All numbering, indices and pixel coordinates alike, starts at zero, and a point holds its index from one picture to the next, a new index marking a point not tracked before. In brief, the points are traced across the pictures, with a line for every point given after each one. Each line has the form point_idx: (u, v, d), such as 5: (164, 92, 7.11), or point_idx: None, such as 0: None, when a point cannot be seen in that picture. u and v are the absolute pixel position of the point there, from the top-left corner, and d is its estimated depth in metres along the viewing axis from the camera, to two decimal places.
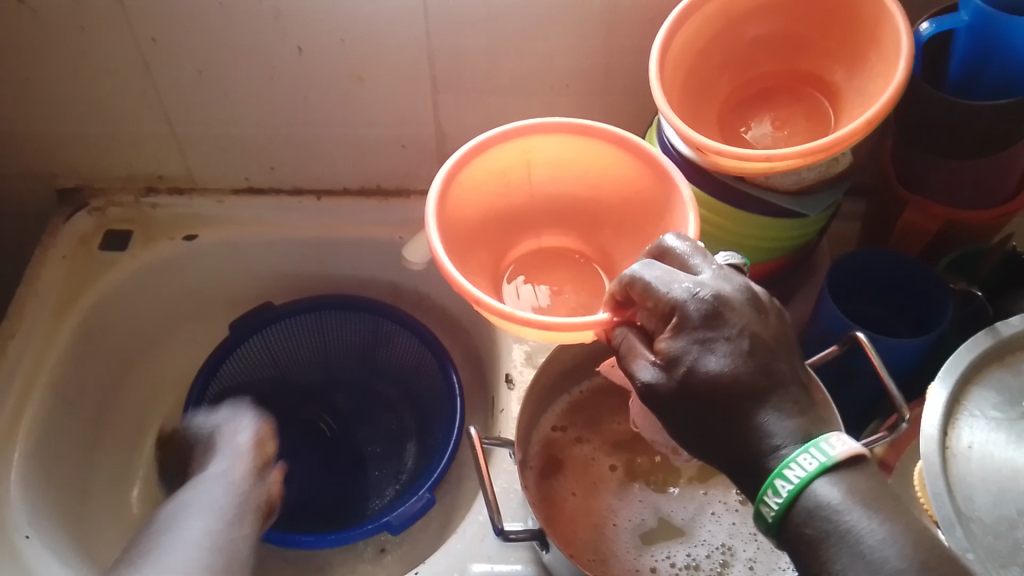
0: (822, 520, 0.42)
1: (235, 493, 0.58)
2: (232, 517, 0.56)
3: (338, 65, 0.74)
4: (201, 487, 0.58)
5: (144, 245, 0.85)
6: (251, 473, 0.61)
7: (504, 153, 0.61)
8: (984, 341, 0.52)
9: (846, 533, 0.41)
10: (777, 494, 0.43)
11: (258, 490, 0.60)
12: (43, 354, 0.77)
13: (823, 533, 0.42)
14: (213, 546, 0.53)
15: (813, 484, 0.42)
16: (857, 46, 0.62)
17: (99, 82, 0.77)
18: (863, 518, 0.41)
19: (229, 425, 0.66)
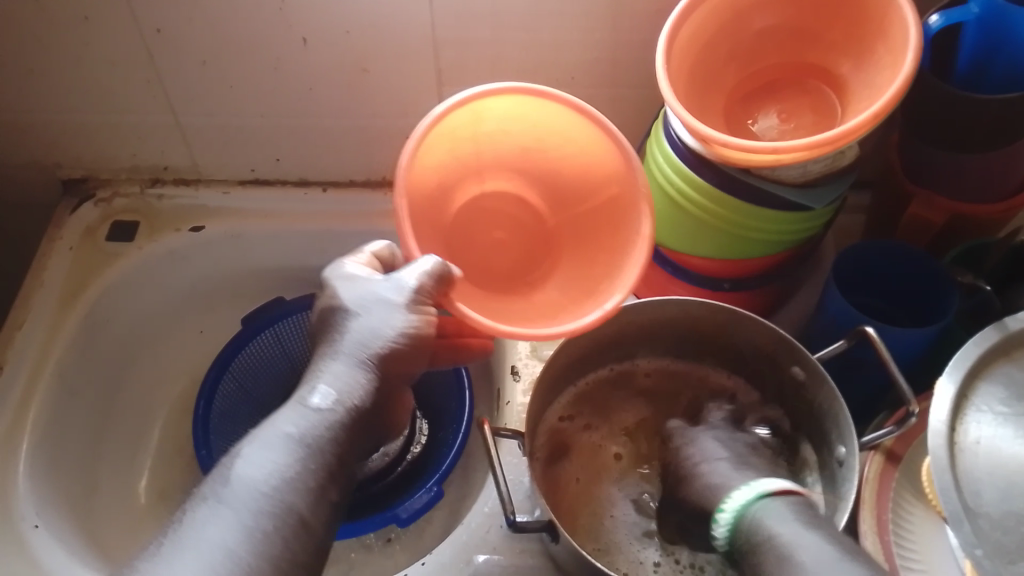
0: (750, 530, 0.47)
1: (303, 455, 0.46)
2: (295, 487, 0.44)
3: (342, 57, 0.74)
4: (262, 446, 0.45)
5: (150, 235, 0.86)
6: (324, 421, 0.48)
7: (458, 116, 0.59)
8: (992, 336, 0.52)
9: (762, 536, 0.46)
10: (721, 524, 0.50)
11: (328, 442, 0.47)
12: (49, 346, 0.77)
13: (749, 542, 0.47)
14: (251, 540, 0.41)
15: (746, 510, 0.49)
16: (864, 39, 0.62)
17: (104, 74, 0.77)
18: (778, 524, 0.46)
19: (405, 300, 0.53)
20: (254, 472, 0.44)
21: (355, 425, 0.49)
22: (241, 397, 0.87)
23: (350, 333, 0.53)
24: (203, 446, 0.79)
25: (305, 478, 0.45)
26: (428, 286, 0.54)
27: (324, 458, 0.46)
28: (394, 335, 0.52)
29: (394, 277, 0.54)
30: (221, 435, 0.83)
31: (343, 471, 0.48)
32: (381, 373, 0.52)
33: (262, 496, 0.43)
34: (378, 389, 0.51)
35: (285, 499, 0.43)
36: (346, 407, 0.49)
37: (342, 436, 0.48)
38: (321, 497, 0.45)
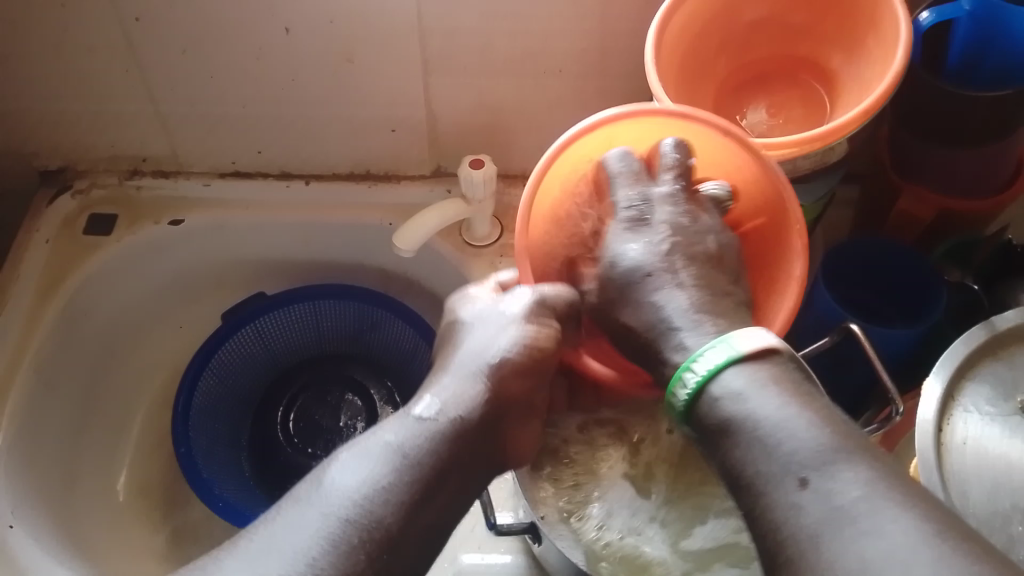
0: (725, 407, 0.42)
1: (396, 466, 0.46)
2: (379, 500, 0.45)
3: (327, 47, 0.73)
4: (357, 454, 0.47)
5: (129, 228, 0.84)
6: (426, 432, 0.48)
7: (588, 139, 0.56)
8: (979, 334, 0.52)
9: (746, 418, 0.41)
10: (685, 385, 0.44)
11: (426, 457, 0.47)
12: (26, 340, 0.76)
13: (726, 420, 0.42)
14: (331, 546, 0.42)
15: (719, 376, 0.43)
16: (856, 32, 0.61)
17: (82, 61, 0.75)
18: (762, 398, 0.41)
19: (520, 316, 0.52)
20: (344, 479, 0.45)
21: (462, 440, 0.49)
22: (222, 392, 0.86)
23: (466, 347, 0.53)
24: (181, 443, 0.78)
25: (396, 489, 0.45)
26: (541, 301, 0.53)
27: (416, 471, 0.46)
28: (510, 349, 0.51)
29: (516, 291, 0.54)
30: (202, 432, 0.83)
31: (440, 486, 0.47)
32: (500, 388, 0.51)
33: (348, 504, 0.44)
34: (493, 404, 0.51)
35: (369, 512, 0.44)
36: (452, 421, 0.49)
37: (443, 450, 0.48)
38: (407, 512, 0.45)
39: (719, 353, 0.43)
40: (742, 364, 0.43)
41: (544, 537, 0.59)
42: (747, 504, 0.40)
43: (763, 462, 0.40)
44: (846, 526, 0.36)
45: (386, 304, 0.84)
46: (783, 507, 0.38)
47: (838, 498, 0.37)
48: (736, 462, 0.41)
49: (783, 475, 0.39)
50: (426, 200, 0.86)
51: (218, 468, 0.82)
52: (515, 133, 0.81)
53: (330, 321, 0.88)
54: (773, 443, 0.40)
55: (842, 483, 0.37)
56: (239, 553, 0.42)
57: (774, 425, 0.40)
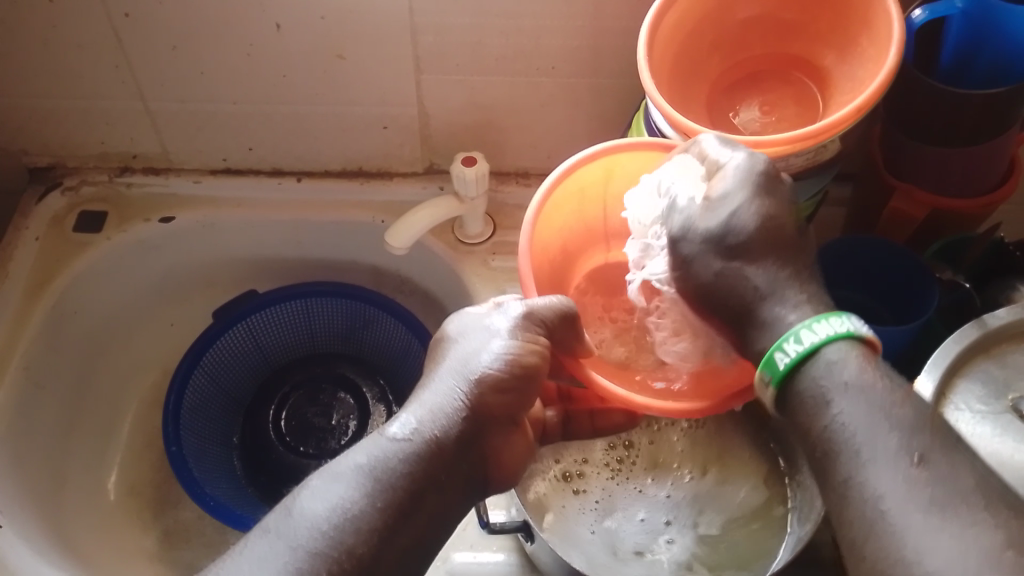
0: (822, 381, 0.46)
1: (368, 490, 0.47)
2: (348, 527, 0.46)
3: (318, 43, 0.73)
4: (330, 479, 0.48)
5: (119, 225, 0.83)
6: (398, 454, 0.48)
7: (588, 173, 0.59)
8: (971, 333, 0.52)
9: (844, 400, 0.45)
10: (788, 352, 0.47)
11: (397, 478, 0.47)
12: (15, 339, 0.75)
13: (821, 394, 0.46)
14: None
15: (822, 351, 0.46)
16: (848, 29, 0.61)
17: (70, 58, 0.75)
18: (860, 385, 0.45)
19: (511, 329, 0.51)
20: (313, 508, 0.46)
21: (438, 459, 0.48)
22: (213, 391, 0.85)
23: (453, 356, 0.51)
24: (173, 442, 0.78)
25: (364, 516, 0.46)
26: (530, 314, 0.51)
27: (387, 495, 0.47)
28: (492, 367, 0.50)
29: (507, 306, 0.52)
30: (192, 431, 0.82)
31: (414, 508, 0.48)
32: (478, 406, 0.50)
33: (314, 535, 0.45)
34: (471, 421, 0.49)
35: (336, 541, 0.45)
36: (426, 441, 0.48)
37: (416, 473, 0.48)
38: (378, 537, 0.46)
39: (820, 333, 0.47)
40: (848, 343, 0.46)
41: (537, 535, 0.59)
42: (824, 481, 0.46)
43: (843, 444, 0.45)
44: (924, 520, 0.41)
45: (376, 302, 0.84)
46: (862, 489, 0.43)
47: (914, 491, 0.42)
48: (823, 442, 0.46)
49: (877, 466, 0.43)
50: (418, 198, 0.85)
51: (208, 467, 0.81)
52: (507, 131, 0.81)
53: (322, 320, 0.88)
54: (852, 429, 0.45)
55: (930, 476, 0.42)
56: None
57: (858, 417, 0.45)
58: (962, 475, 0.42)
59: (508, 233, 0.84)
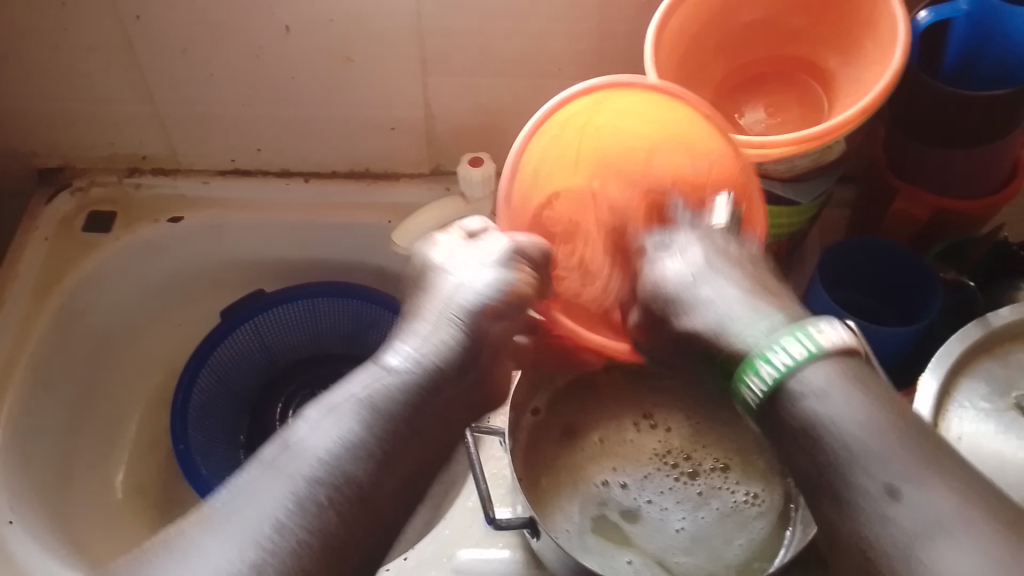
0: (803, 408, 0.43)
1: (365, 420, 0.46)
2: (350, 455, 0.45)
3: (327, 45, 0.73)
4: (328, 410, 0.47)
5: (127, 226, 0.84)
6: (396, 381, 0.48)
7: (577, 108, 0.55)
8: (975, 332, 0.52)
9: (821, 423, 0.42)
10: (760, 379, 0.44)
11: (395, 406, 0.47)
12: (24, 338, 0.76)
13: (804, 425, 0.43)
14: (297, 512, 0.43)
15: (798, 372, 0.43)
16: (853, 33, 0.62)
17: (81, 59, 0.75)
18: (845, 404, 0.42)
19: (500, 260, 0.53)
20: (314, 440, 0.46)
21: (437, 382, 0.49)
22: (220, 389, 0.86)
23: (444, 289, 0.53)
24: (180, 441, 0.79)
25: (365, 446, 0.46)
26: (521, 252, 0.54)
27: (387, 423, 0.47)
28: (484, 294, 0.52)
29: (493, 238, 0.55)
30: (199, 429, 0.83)
31: (413, 433, 0.48)
32: (473, 328, 0.51)
33: (316, 466, 0.45)
34: (465, 345, 0.51)
35: (338, 471, 0.45)
36: (422, 369, 0.49)
37: (414, 397, 0.48)
38: (376, 463, 0.46)
39: (802, 346, 0.44)
40: (824, 359, 0.43)
41: (542, 532, 0.59)
42: (825, 513, 0.42)
43: (841, 469, 0.42)
44: (927, 545, 0.38)
45: (383, 304, 0.85)
46: (858, 515, 0.40)
47: (905, 521, 0.39)
48: (812, 460, 0.43)
49: (869, 483, 0.40)
50: (425, 200, 0.86)
51: (216, 465, 0.82)
52: (512, 133, 0.82)
53: (328, 321, 0.89)
54: (850, 446, 0.41)
55: (906, 509, 0.39)
56: (208, 522, 0.43)
57: (855, 429, 0.42)
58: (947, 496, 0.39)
59: None
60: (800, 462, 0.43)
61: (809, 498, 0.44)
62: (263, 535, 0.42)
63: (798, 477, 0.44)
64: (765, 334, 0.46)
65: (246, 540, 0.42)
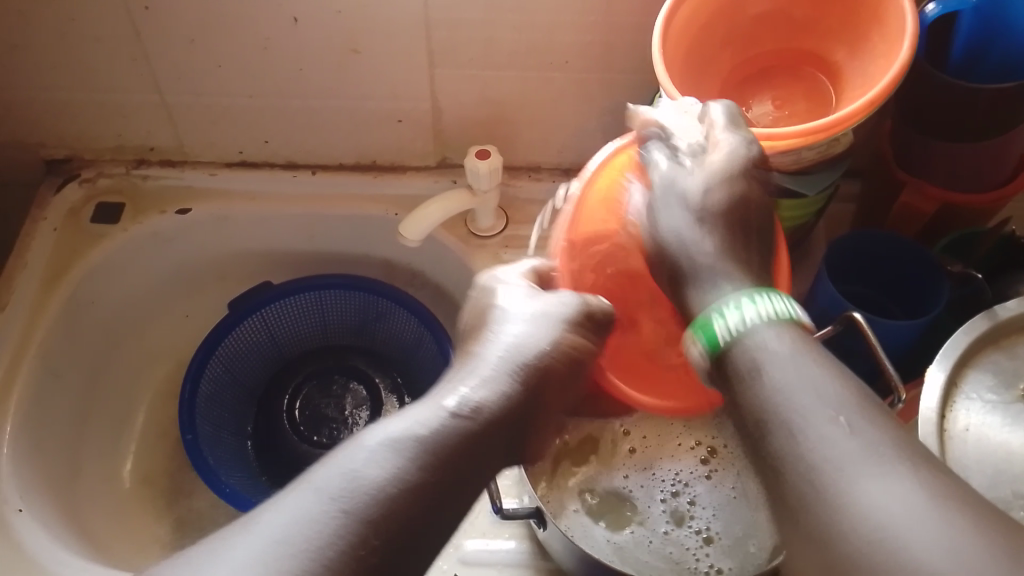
0: (751, 358, 0.42)
1: (421, 464, 0.42)
2: (402, 495, 0.41)
3: (333, 37, 0.73)
4: (386, 443, 0.42)
5: (135, 217, 0.84)
6: (459, 422, 0.45)
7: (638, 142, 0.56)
8: (981, 324, 0.52)
9: (767, 377, 0.41)
10: (727, 322, 0.44)
11: (452, 453, 0.43)
12: (33, 328, 0.76)
13: (751, 369, 0.42)
14: (334, 550, 0.38)
15: (755, 332, 0.43)
16: (861, 25, 0.62)
17: (90, 51, 0.76)
18: (804, 368, 0.41)
19: (564, 318, 0.50)
20: (365, 469, 0.41)
21: (496, 434, 0.46)
22: (227, 381, 0.86)
23: (501, 338, 0.49)
24: (188, 430, 0.79)
25: (415, 490, 0.41)
26: (586, 313, 0.51)
27: (441, 471, 0.43)
28: (551, 349, 0.49)
29: (559, 292, 0.52)
30: (207, 420, 0.83)
31: (461, 486, 0.44)
32: (536, 384, 0.48)
33: (365, 498, 0.40)
34: (524, 400, 0.47)
35: (387, 509, 0.40)
36: (484, 418, 0.45)
37: (473, 449, 0.44)
38: (422, 511, 0.41)
39: (755, 308, 0.44)
40: (775, 323, 0.43)
41: (549, 522, 0.59)
42: (767, 464, 0.40)
43: (778, 417, 0.40)
44: (858, 476, 0.36)
45: (390, 296, 0.85)
46: (800, 445, 0.39)
47: (839, 444, 0.38)
48: (756, 402, 0.41)
49: (804, 421, 0.39)
50: (431, 192, 0.86)
51: (223, 455, 0.82)
52: (518, 125, 0.82)
53: (334, 312, 0.89)
54: (787, 398, 0.40)
55: (856, 436, 0.38)
56: (239, 540, 0.39)
57: (798, 379, 0.40)
58: (885, 429, 0.38)
59: (520, 226, 0.84)
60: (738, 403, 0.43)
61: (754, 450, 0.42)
62: (291, 563, 0.38)
63: (743, 437, 0.43)
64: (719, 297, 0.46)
65: (272, 561, 0.38)
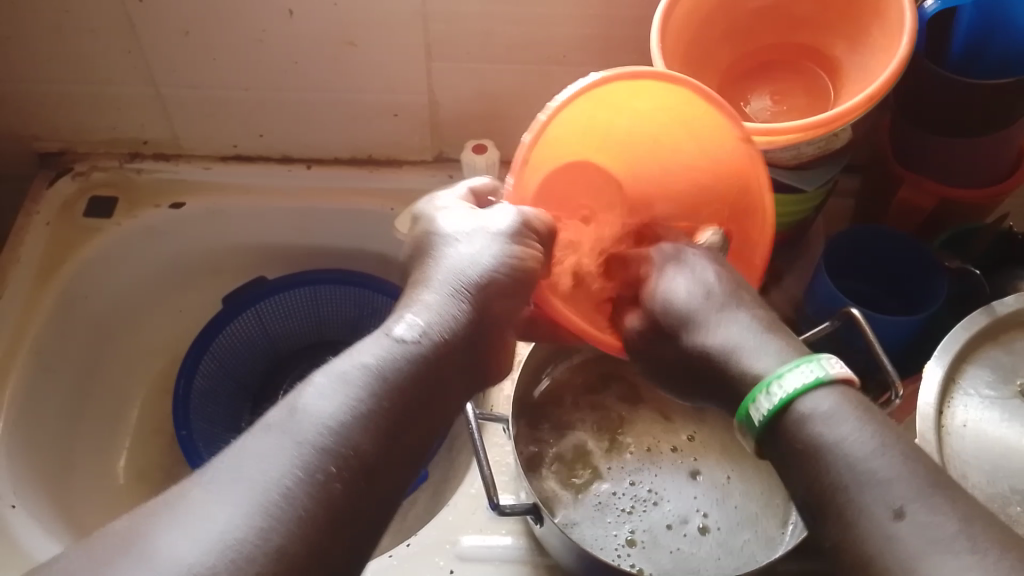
0: (810, 432, 0.42)
1: (372, 390, 0.43)
2: (354, 423, 0.41)
3: (330, 29, 0.73)
4: (332, 377, 0.43)
5: (129, 211, 0.84)
6: (407, 350, 0.45)
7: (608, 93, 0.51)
8: (979, 320, 0.52)
9: (830, 445, 0.41)
10: (765, 402, 0.44)
11: (403, 378, 0.44)
12: (26, 322, 0.76)
13: (808, 446, 0.42)
14: (309, 483, 0.39)
15: (800, 399, 0.43)
16: (860, 20, 0.62)
17: (83, 42, 0.75)
18: (853, 431, 0.41)
19: (508, 233, 0.51)
20: (318, 404, 0.41)
21: (447, 356, 0.47)
22: (222, 376, 0.86)
23: (449, 257, 0.50)
24: (182, 426, 0.79)
25: (371, 418, 0.42)
26: (528, 222, 0.51)
27: (395, 394, 0.43)
28: (498, 264, 0.50)
29: (497, 209, 0.52)
30: (201, 415, 0.83)
31: (419, 407, 0.44)
32: (482, 305, 0.49)
33: (320, 430, 0.41)
34: (474, 319, 0.49)
35: (343, 438, 0.41)
36: (435, 339, 0.46)
37: (424, 372, 0.45)
38: (383, 438, 0.42)
39: (804, 376, 0.43)
40: (829, 387, 0.43)
41: (546, 518, 0.59)
42: (828, 526, 0.41)
43: (856, 482, 0.40)
44: (935, 560, 0.36)
45: (386, 291, 0.84)
46: (867, 524, 0.39)
47: (906, 539, 0.37)
48: (825, 476, 0.41)
49: (880, 502, 0.39)
50: (427, 186, 0.86)
51: (219, 452, 0.82)
52: (515, 119, 0.81)
53: (329, 307, 0.88)
54: (853, 458, 0.40)
55: (912, 529, 0.38)
56: (204, 488, 0.39)
57: (860, 445, 0.41)
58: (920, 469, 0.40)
59: None
60: (798, 480, 0.43)
61: (819, 522, 0.41)
62: (265, 505, 0.38)
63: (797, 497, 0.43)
64: (773, 366, 0.45)
65: (251, 505, 0.38)
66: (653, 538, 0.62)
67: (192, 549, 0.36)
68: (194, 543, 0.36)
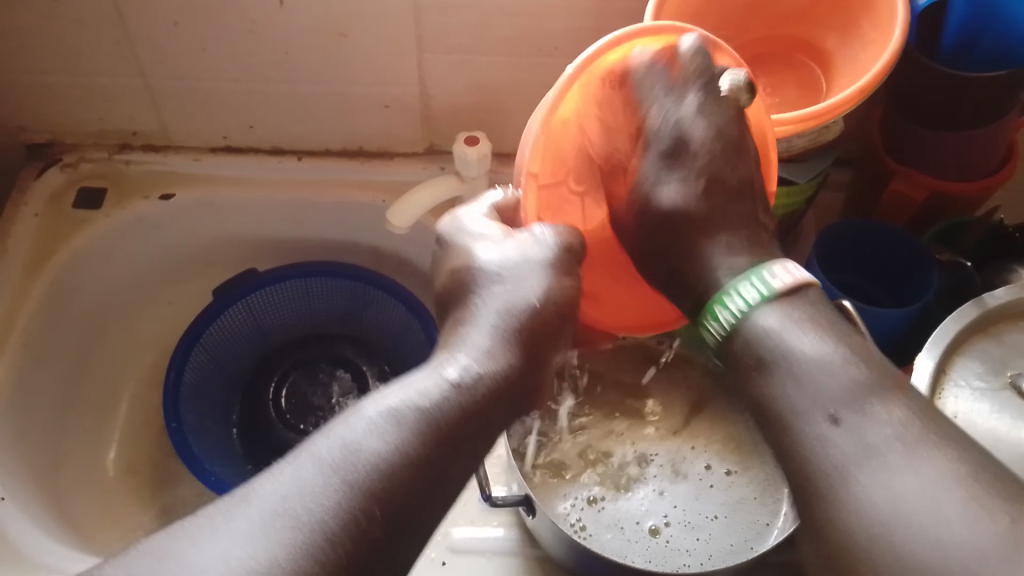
0: (765, 343, 0.49)
1: (422, 434, 0.44)
2: (401, 465, 0.43)
3: (321, 20, 0.72)
4: (387, 417, 0.45)
5: (118, 203, 0.83)
6: (459, 398, 0.46)
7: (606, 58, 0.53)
8: (971, 311, 0.53)
9: (788, 355, 0.48)
10: (721, 318, 0.52)
11: (454, 424, 0.46)
12: (14, 314, 0.75)
13: (762, 357, 0.49)
14: (346, 519, 0.41)
15: (758, 313, 0.50)
16: (852, 12, 0.62)
17: (72, 32, 0.74)
18: (803, 338, 0.48)
19: (547, 262, 0.51)
20: (367, 442, 0.43)
21: (495, 402, 0.48)
22: (214, 368, 0.86)
23: (493, 292, 0.51)
24: (173, 419, 0.78)
25: (416, 459, 0.44)
26: (568, 249, 0.52)
27: (442, 441, 0.45)
28: (540, 301, 0.50)
29: (532, 237, 0.52)
30: (192, 409, 0.82)
31: (462, 452, 0.46)
32: (530, 348, 0.50)
33: (366, 468, 0.43)
34: (523, 363, 0.50)
35: (387, 479, 0.43)
36: (486, 387, 0.47)
37: (472, 417, 0.46)
38: (425, 482, 0.44)
39: (757, 288, 0.51)
40: (778, 300, 0.50)
41: (538, 510, 0.59)
42: (777, 441, 0.48)
43: (797, 412, 0.47)
44: (868, 473, 0.43)
45: (379, 284, 0.84)
46: (810, 448, 0.45)
47: (844, 446, 0.44)
48: (773, 399, 0.48)
49: (818, 411, 0.46)
50: (419, 179, 0.85)
51: (208, 445, 0.82)
52: (506, 111, 0.81)
53: (321, 300, 0.88)
54: (815, 375, 0.47)
55: (842, 437, 0.44)
56: (251, 511, 0.41)
57: (815, 360, 0.47)
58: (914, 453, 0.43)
59: None
60: (750, 391, 0.50)
61: (764, 425, 0.49)
62: (302, 534, 0.40)
63: (756, 415, 0.50)
64: (729, 281, 0.53)
65: (289, 534, 0.40)
66: (616, 502, 0.63)
67: (227, 572, 0.39)
68: (228, 564, 0.39)
